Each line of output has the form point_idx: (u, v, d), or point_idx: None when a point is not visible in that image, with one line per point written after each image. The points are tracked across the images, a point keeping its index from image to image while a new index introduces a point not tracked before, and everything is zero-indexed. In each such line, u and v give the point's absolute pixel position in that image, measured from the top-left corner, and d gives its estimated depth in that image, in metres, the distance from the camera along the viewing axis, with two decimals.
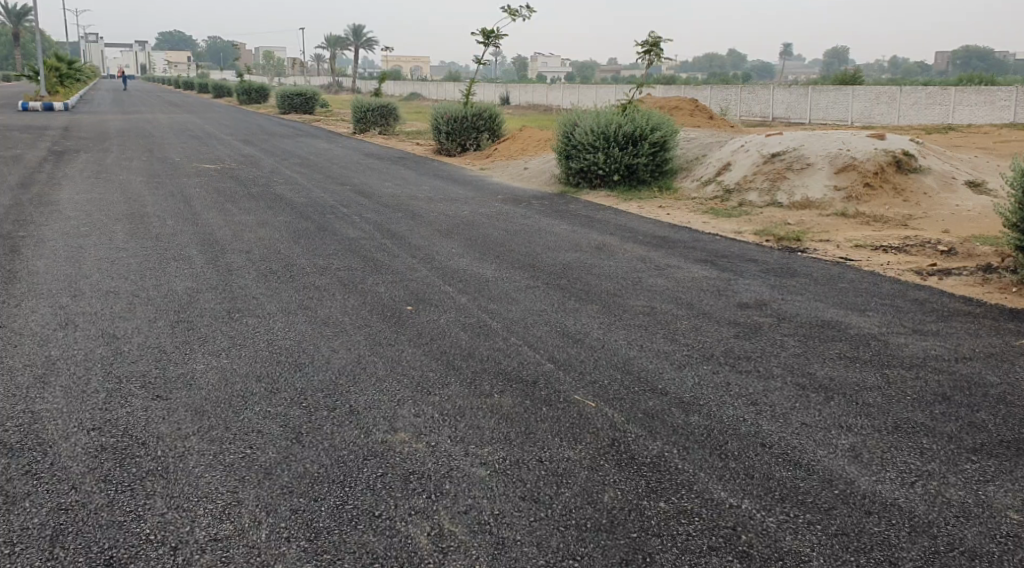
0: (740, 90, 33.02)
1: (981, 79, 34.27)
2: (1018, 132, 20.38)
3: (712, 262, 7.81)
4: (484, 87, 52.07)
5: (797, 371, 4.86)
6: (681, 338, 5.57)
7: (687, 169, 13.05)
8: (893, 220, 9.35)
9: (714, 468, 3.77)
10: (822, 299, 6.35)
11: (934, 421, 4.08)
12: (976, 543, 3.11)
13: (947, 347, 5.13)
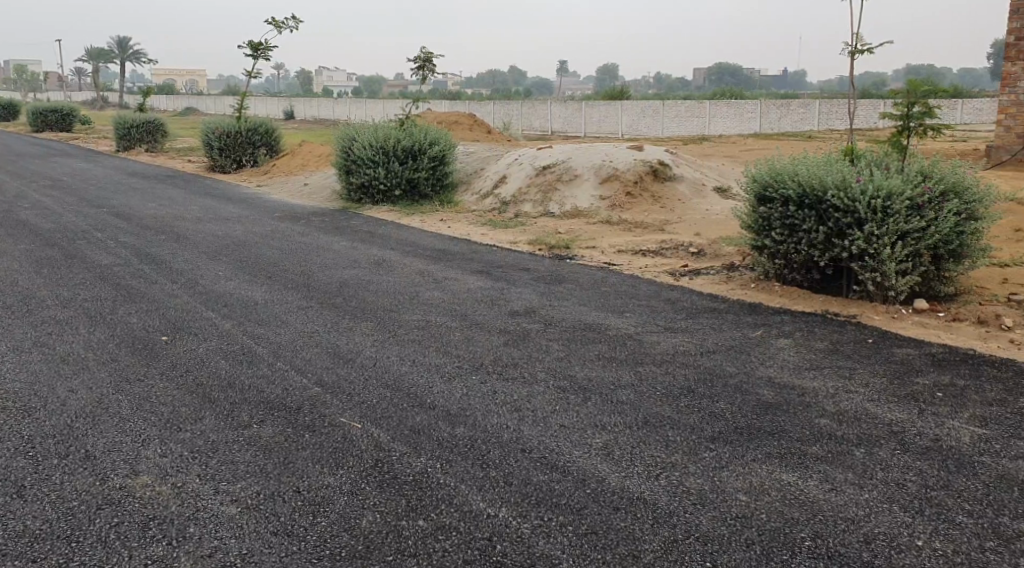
0: (521, 105, 34.20)
1: (730, 93, 37.79)
2: (758, 141, 22.67)
3: (487, 272, 7.93)
4: (265, 103, 50.46)
5: (560, 374, 5.00)
6: (452, 350, 5.58)
7: (466, 182, 13.26)
8: (653, 225, 9.98)
9: (475, 479, 3.76)
10: (587, 303, 6.61)
11: (679, 414, 4.33)
12: (710, 528, 3.31)
13: (695, 342, 5.49)
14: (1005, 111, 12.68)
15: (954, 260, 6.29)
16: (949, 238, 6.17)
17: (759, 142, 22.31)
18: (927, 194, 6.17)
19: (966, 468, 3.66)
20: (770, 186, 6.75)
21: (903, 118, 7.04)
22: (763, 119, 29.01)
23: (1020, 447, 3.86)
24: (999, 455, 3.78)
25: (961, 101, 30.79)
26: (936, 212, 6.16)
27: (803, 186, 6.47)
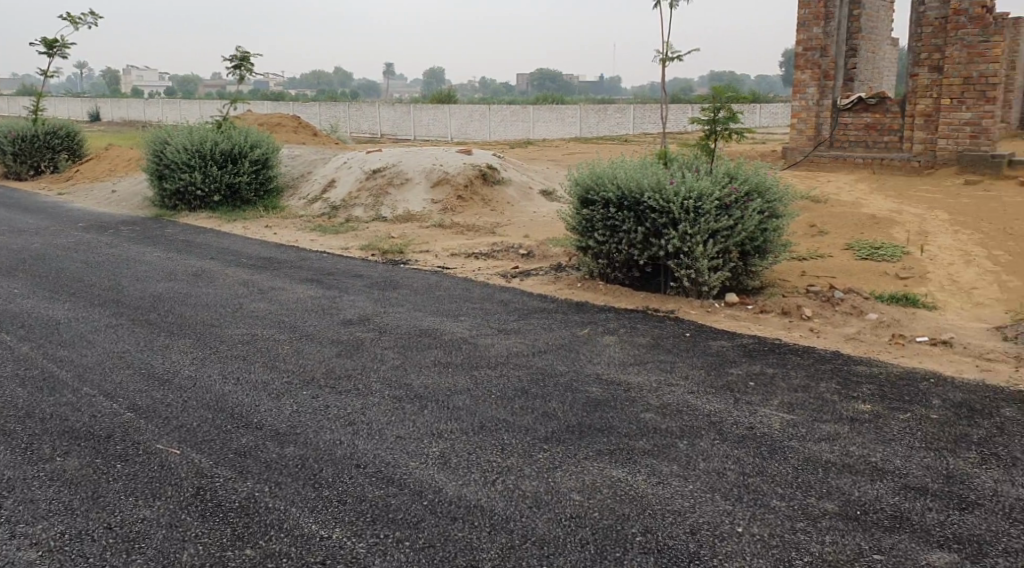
0: (347, 108, 33.60)
1: (553, 98, 38.76)
2: (581, 144, 23.42)
3: (315, 280, 7.69)
4: (65, 103, 46.72)
5: (393, 384, 4.91)
6: (279, 364, 5.35)
7: (292, 186, 12.83)
8: (484, 228, 10.05)
9: (307, 501, 3.61)
10: (420, 309, 6.55)
11: (513, 416, 4.36)
12: (546, 530, 3.34)
13: (527, 343, 5.55)
14: (797, 116, 13.75)
15: (760, 256, 6.74)
16: (754, 235, 6.61)
17: (581, 146, 23.05)
18: (734, 194, 6.58)
19: (777, 454, 3.91)
20: (591, 189, 6.96)
21: (710, 123, 7.47)
22: (584, 123, 30.05)
23: (823, 429, 4.17)
24: (804, 438, 4.07)
25: (760, 107, 33.23)
26: (743, 212, 6.57)
27: (622, 189, 6.71)
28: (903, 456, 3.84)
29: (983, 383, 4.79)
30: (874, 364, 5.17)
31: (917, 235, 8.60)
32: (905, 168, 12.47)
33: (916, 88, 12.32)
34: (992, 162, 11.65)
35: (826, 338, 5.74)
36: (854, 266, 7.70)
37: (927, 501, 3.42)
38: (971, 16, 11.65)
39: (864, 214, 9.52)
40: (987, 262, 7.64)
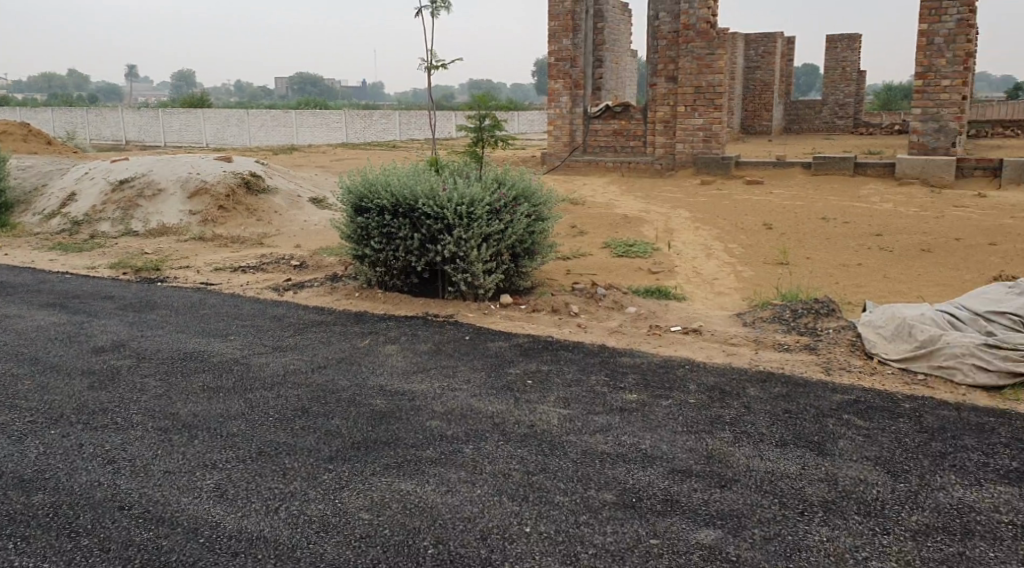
0: (85, 113, 30.71)
1: (316, 103, 37.89)
2: (347, 150, 23.08)
3: (59, 305, 6.94)
4: None
5: (158, 414, 4.54)
6: (20, 403, 4.75)
7: (24, 201, 11.50)
8: (250, 240, 9.59)
9: (61, 554, 3.24)
10: (184, 330, 6.11)
11: (294, 438, 4.18)
12: (335, 554, 3.24)
13: (303, 359, 5.37)
14: (553, 122, 14.47)
15: (529, 258, 6.99)
16: (524, 238, 6.86)
17: (347, 152, 22.71)
18: (503, 199, 6.79)
19: (557, 450, 4.07)
20: (364, 198, 6.85)
21: (477, 130, 7.65)
22: (349, 129, 29.63)
23: (597, 422, 4.40)
24: (581, 432, 4.27)
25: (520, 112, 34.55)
26: (512, 216, 6.80)
27: (396, 197, 6.67)
28: (668, 441, 4.14)
29: (729, 365, 5.29)
30: (637, 355, 5.54)
31: (665, 232, 9.34)
32: (650, 170, 13.58)
33: (655, 96, 13.37)
34: (721, 163, 12.91)
35: (594, 333, 6.07)
36: (613, 263, 8.21)
37: (692, 482, 3.71)
38: (698, 31, 12.67)
39: (618, 214, 10.18)
40: (724, 254, 8.46)
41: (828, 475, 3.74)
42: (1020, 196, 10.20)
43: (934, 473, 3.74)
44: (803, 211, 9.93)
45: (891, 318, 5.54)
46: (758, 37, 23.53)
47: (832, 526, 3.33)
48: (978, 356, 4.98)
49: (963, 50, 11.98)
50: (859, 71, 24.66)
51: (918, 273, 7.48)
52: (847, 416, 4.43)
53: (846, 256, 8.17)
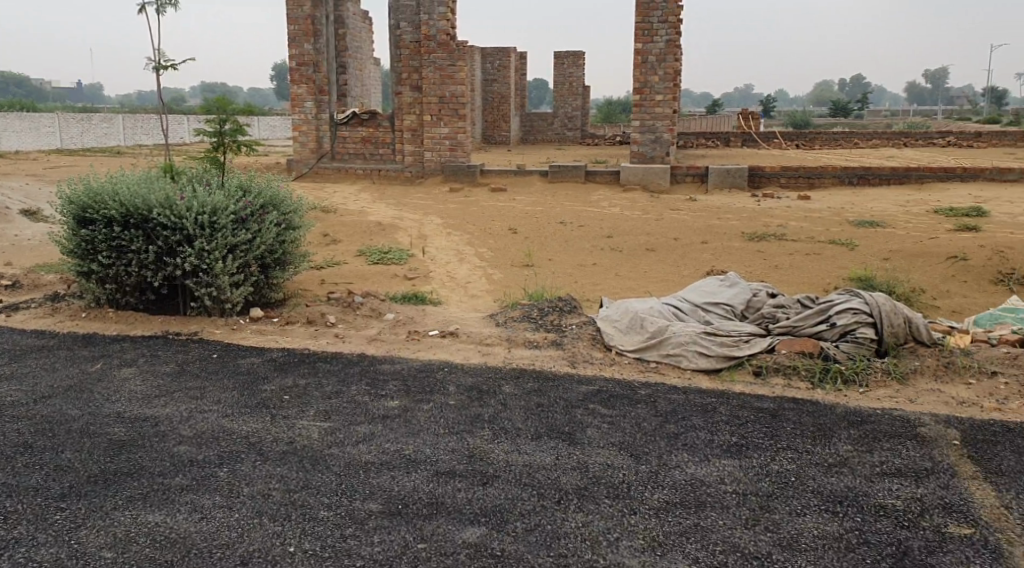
0: None
1: (24, 103, 33.91)
2: (65, 157, 20.89)
3: None
4: None
5: None
6: None
7: None
8: None
9: None
10: None
11: (17, 477, 3.73)
12: None
13: (22, 390, 4.77)
14: (298, 129, 14.11)
15: (280, 268, 6.75)
16: (273, 248, 6.60)
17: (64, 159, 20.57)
18: (249, 208, 6.50)
19: (319, 463, 3.97)
20: (89, 208, 6.23)
21: (217, 135, 7.25)
22: (65, 133, 26.87)
23: (358, 432, 4.35)
24: (342, 444, 4.20)
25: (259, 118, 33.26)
26: (259, 225, 6.53)
27: (127, 207, 6.14)
28: (431, 444, 4.19)
29: (486, 366, 5.46)
30: (396, 361, 5.55)
31: (416, 239, 9.43)
32: (398, 177, 13.64)
33: (401, 105, 13.44)
34: (468, 170, 13.25)
35: (351, 343, 5.99)
36: (367, 271, 8.15)
37: (455, 483, 3.77)
38: (439, 42, 12.89)
39: (369, 221, 10.12)
40: (475, 258, 8.70)
41: (581, 463, 3.97)
42: (724, 200, 11.50)
43: (671, 452, 4.11)
44: (544, 216, 10.48)
45: (626, 312, 6.01)
46: (493, 50, 24.70)
47: (586, 510, 3.54)
48: (699, 342, 5.55)
49: (672, 68, 13.29)
50: (584, 86, 26.55)
51: (646, 270, 8.19)
52: (594, 406, 4.74)
53: (585, 256, 8.74)
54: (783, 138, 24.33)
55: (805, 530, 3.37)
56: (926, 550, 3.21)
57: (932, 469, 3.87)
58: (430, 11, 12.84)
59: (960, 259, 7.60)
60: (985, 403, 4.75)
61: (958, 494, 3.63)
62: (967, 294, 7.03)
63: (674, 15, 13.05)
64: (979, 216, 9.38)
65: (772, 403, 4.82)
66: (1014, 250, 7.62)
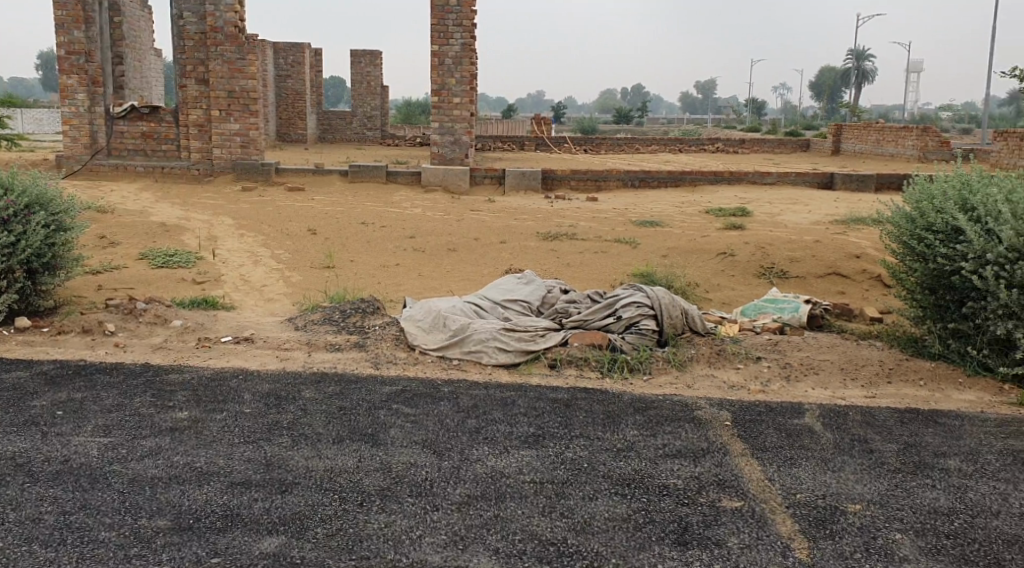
0: None
1: None
2: None
3: None
4: None
5: None
6: None
7: None
8: None
9: None
10: None
11: None
12: None
13: None
14: (68, 122, 12.98)
15: (49, 273, 6.18)
16: (40, 251, 6.02)
17: None
18: (10, 207, 5.91)
19: (99, 483, 3.68)
20: None
21: None
22: None
23: (144, 446, 4.09)
24: (126, 459, 3.93)
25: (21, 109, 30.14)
26: (23, 226, 5.94)
27: None
28: (225, 455, 4.01)
29: (283, 371, 5.29)
30: (186, 370, 5.25)
31: (206, 240, 8.95)
32: (185, 176, 12.88)
33: (186, 98, 12.68)
34: (261, 169, 12.70)
35: (134, 352, 5.60)
36: (151, 275, 7.63)
37: (252, 493, 3.64)
38: (227, 34, 12.30)
39: (153, 222, 9.49)
40: (271, 260, 8.39)
41: (383, 464, 3.96)
42: (520, 201, 11.86)
43: (472, 447, 4.19)
44: (342, 217, 10.30)
45: (428, 311, 6.05)
46: (286, 46, 23.91)
47: (389, 511, 3.53)
48: (498, 338, 5.70)
49: (467, 72, 13.51)
50: (381, 86, 26.38)
51: (447, 270, 8.28)
52: (395, 406, 4.74)
53: (385, 257, 8.69)
54: (573, 143, 25.44)
55: (597, 513, 3.56)
56: (703, 523, 3.49)
57: (708, 449, 4.21)
58: (216, 2, 12.25)
59: (729, 255, 8.32)
60: (751, 385, 5.25)
61: (730, 470, 3.98)
62: (736, 287, 7.71)
63: (468, 19, 13.27)
64: (744, 216, 10.31)
65: (567, 394, 5.04)
66: (773, 246, 8.45)
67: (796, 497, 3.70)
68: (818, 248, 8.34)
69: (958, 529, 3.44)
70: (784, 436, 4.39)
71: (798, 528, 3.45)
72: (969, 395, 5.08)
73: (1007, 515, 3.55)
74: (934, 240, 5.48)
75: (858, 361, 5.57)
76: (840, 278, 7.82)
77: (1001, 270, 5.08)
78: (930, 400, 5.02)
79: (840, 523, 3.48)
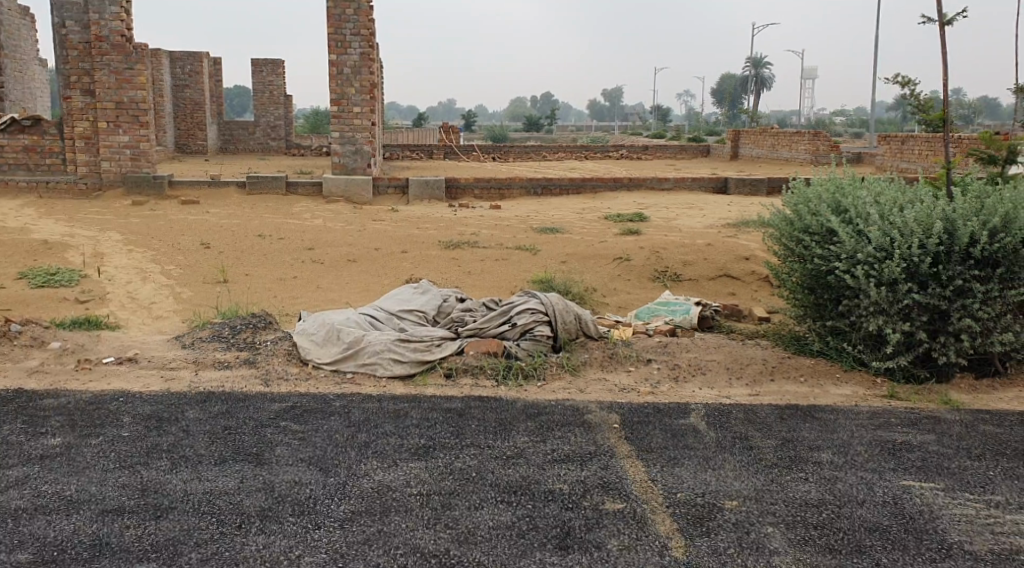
0: None
1: None
2: None
3: None
4: None
5: None
6: None
7: None
8: None
9: None
10: None
11: None
12: None
13: None
14: None
15: None
16: None
17: None
18: None
19: None
20: None
21: None
22: None
23: (9, 476, 3.90)
24: None
25: None
26: None
27: None
28: (97, 482, 3.86)
29: (168, 391, 5.12)
30: (62, 394, 5.02)
31: (91, 257, 8.60)
32: (72, 191, 12.35)
33: (70, 110, 12.17)
34: (154, 182, 12.31)
35: (7, 377, 5.33)
36: (30, 295, 7.28)
37: (123, 520, 3.52)
38: (113, 43, 11.91)
39: (33, 240, 9.04)
40: (161, 276, 8.12)
41: (266, 483, 3.88)
42: (423, 210, 11.82)
43: (359, 461, 4.15)
44: (238, 230, 10.06)
45: (322, 324, 5.95)
46: (183, 54, 23.22)
47: (268, 532, 3.46)
48: (393, 350, 5.66)
49: (367, 81, 13.41)
50: (285, 95, 25.92)
51: (345, 281, 8.18)
52: (283, 423, 4.64)
53: (282, 270, 8.52)
54: (481, 150, 25.54)
55: (482, 522, 3.57)
56: (585, 527, 3.54)
57: (595, 452, 4.28)
58: (100, 10, 11.82)
59: (625, 260, 8.49)
60: (641, 388, 5.37)
61: (615, 472, 4.05)
62: (631, 291, 7.87)
63: (366, 28, 13.18)
64: (641, 221, 10.53)
65: (460, 403, 5.04)
66: (667, 250, 8.66)
67: (677, 496, 3.80)
68: (710, 251, 8.59)
69: (825, 520, 3.58)
70: (669, 437, 4.50)
71: (676, 527, 3.54)
72: (845, 389, 5.31)
73: (871, 503, 3.72)
74: (811, 242, 5.71)
75: (743, 360, 5.76)
76: (730, 279, 8.08)
77: (871, 269, 5.33)
78: (809, 395, 5.23)
79: (717, 520, 3.59)
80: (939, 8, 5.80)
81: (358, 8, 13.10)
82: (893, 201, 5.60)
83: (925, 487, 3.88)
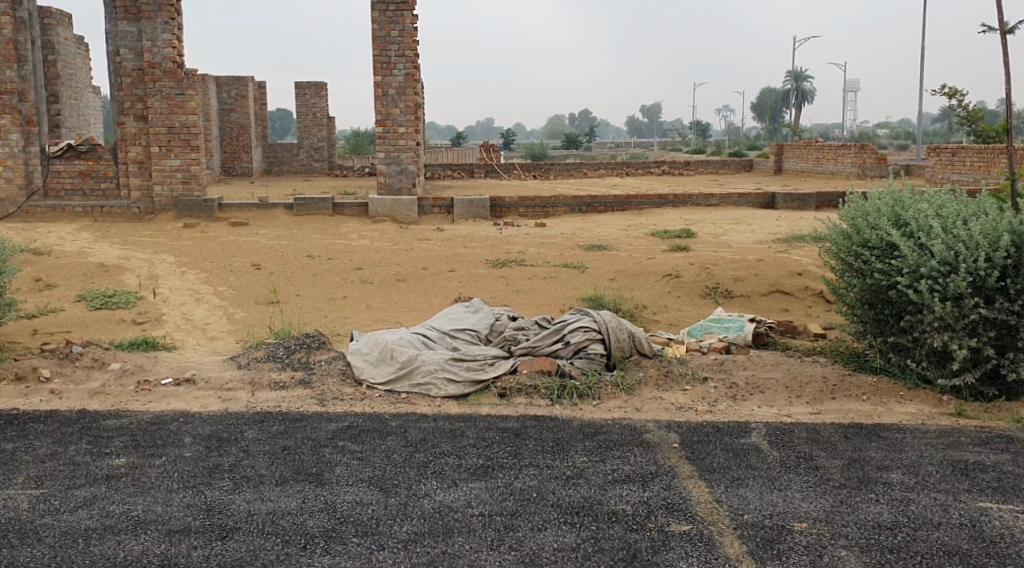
0: None
1: None
2: None
3: None
4: None
5: None
6: None
7: None
8: None
9: None
10: None
11: None
12: None
13: None
14: None
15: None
16: None
17: None
18: None
19: (28, 538, 3.59)
20: None
21: None
22: None
23: (78, 496, 3.95)
24: (58, 511, 3.81)
25: None
26: None
27: None
28: (163, 502, 3.89)
29: (226, 412, 5.16)
30: (124, 415, 5.08)
31: (146, 280, 8.75)
32: (125, 215, 12.64)
33: (124, 136, 12.48)
34: (203, 205, 12.54)
35: (69, 400, 5.40)
36: (90, 318, 7.41)
37: (191, 541, 3.56)
38: (164, 70, 12.19)
39: (89, 263, 9.23)
40: (214, 298, 8.23)
41: (327, 504, 3.88)
42: (468, 229, 11.86)
43: (419, 482, 4.12)
44: (287, 250, 10.18)
45: (374, 345, 5.98)
46: (229, 79, 23.63)
47: (333, 553, 3.48)
48: (447, 369, 5.65)
49: (411, 102, 13.56)
50: (328, 118, 26.31)
51: (394, 301, 8.22)
52: (341, 443, 4.64)
53: (331, 290, 8.58)
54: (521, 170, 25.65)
55: (546, 544, 3.53)
56: (651, 549, 3.50)
57: (656, 473, 4.20)
58: (153, 38, 12.14)
59: (674, 276, 8.40)
60: (698, 406, 5.28)
61: (678, 493, 3.97)
62: (682, 308, 7.78)
63: (410, 50, 13.33)
64: (689, 238, 10.43)
65: (517, 423, 5.00)
66: (717, 267, 8.57)
67: (744, 518, 3.72)
68: (762, 267, 8.47)
69: (901, 543, 3.51)
70: (731, 457, 4.41)
71: (746, 550, 3.49)
72: (911, 407, 5.18)
73: (948, 526, 3.64)
74: (871, 256, 5.58)
75: (802, 378, 5.63)
76: (783, 296, 7.96)
77: (935, 284, 5.20)
78: (873, 414, 5.09)
79: (787, 543, 3.52)
80: (1001, 15, 5.73)
81: (404, 30, 13.24)
82: (956, 214, 5.48)
83: (1003, 509, 3.78)
